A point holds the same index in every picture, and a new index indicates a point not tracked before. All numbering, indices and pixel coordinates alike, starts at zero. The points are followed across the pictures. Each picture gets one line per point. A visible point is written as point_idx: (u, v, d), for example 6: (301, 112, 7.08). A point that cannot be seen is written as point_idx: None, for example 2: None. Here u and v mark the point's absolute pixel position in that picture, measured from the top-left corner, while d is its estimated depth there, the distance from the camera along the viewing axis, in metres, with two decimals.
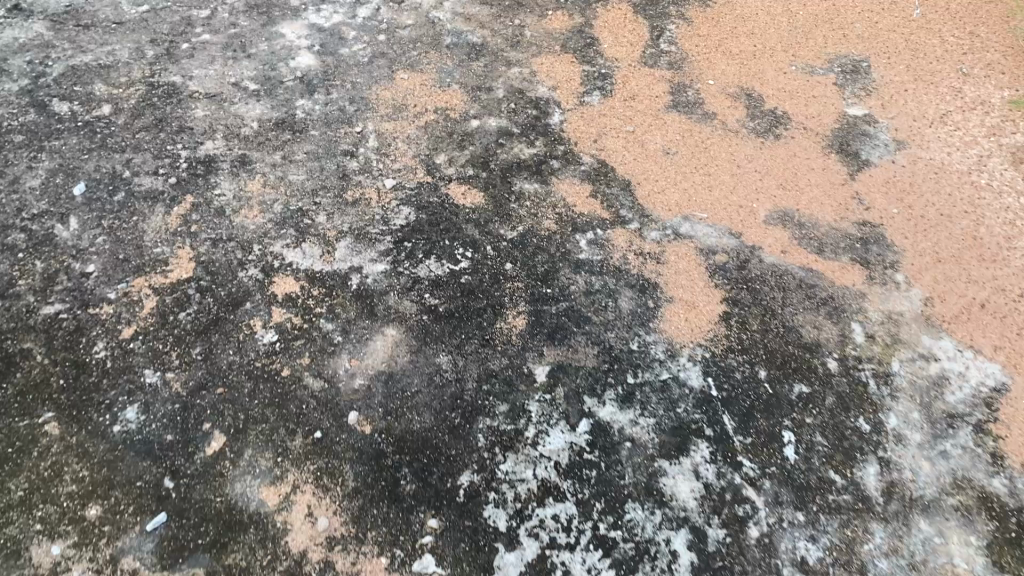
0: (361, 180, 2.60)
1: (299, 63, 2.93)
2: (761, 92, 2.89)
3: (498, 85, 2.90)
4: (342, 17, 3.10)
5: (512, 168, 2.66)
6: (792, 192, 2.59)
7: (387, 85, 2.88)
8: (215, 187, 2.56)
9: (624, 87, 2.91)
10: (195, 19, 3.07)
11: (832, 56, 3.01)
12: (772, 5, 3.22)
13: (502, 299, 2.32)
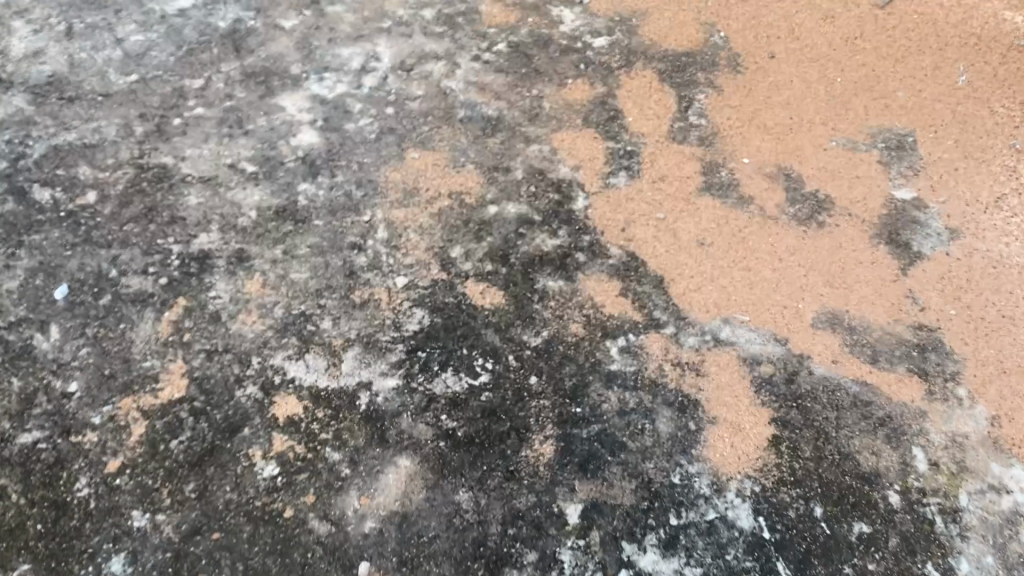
0: (369, 278, 2.38)
1: (301, 140, 2.72)
2: (800, 171, 2.68)
3: (516, 165, 2.70)
4: (347, 87, 2.88)
5: (534, 263, 2.43)
6: (840, 290, 2.38)
7: (397, 166, 2.67)
8: (210, 287, 2.34)
9: (652, 166, 2.70)
10: (188, 90, 2.84)
11: (874, 130, 2.81)
12: (807, 70, 3.00)
13: (528, 422, 2.08)
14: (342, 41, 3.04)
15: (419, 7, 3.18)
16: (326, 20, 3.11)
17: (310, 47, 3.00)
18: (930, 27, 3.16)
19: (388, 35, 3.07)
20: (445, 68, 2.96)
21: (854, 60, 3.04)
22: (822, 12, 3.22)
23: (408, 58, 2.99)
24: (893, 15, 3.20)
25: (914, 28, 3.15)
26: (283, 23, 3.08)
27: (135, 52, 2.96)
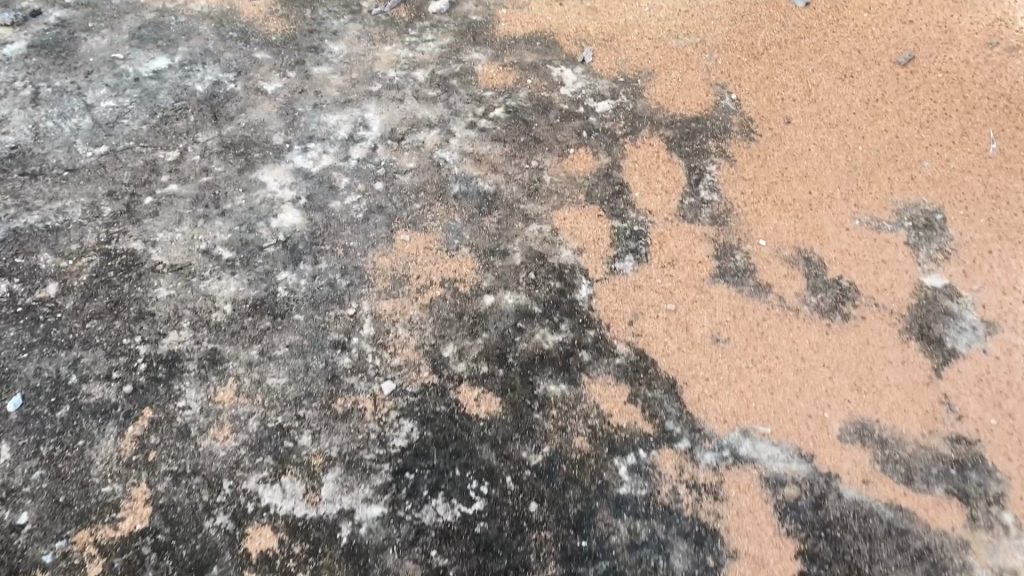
0: (353, 382, 2.17)
1: (282, 221, 2.51)
2: (822, 254, 2.48)
3: (514, 247, 2.49)
4: (333, 159, 2.68)
5: (534, 363, 2.21)
6: (868, 395, 2.17)
7: (386, 250, 2.46)
8: (179, 396, 2.14)
9: (662, 247, 2.49)
10: (161, 163, 2.64)
11: (900, 206, 2.60)
12: (826, 137, 2.79)
13: (527, 558, 1.86)
14: (328, 107, 2.83)
15: (411, 67, 2.98)
16: (312, 83, 2.90)
17: (294, 113, 2.80)
18: (956, 86, 2.95)
19: (378, 100, 2.87)
20: (439, 138, 2.77)
21: (875, 125, 2.83)
22: (840, 70, 3.01)
23: (398, 126, 2.79)
24: (917, 73, 2.99)
25: (938, 88, 2.94)
26: (265, 86, 2.88)
27: (105, 120, 2.75)
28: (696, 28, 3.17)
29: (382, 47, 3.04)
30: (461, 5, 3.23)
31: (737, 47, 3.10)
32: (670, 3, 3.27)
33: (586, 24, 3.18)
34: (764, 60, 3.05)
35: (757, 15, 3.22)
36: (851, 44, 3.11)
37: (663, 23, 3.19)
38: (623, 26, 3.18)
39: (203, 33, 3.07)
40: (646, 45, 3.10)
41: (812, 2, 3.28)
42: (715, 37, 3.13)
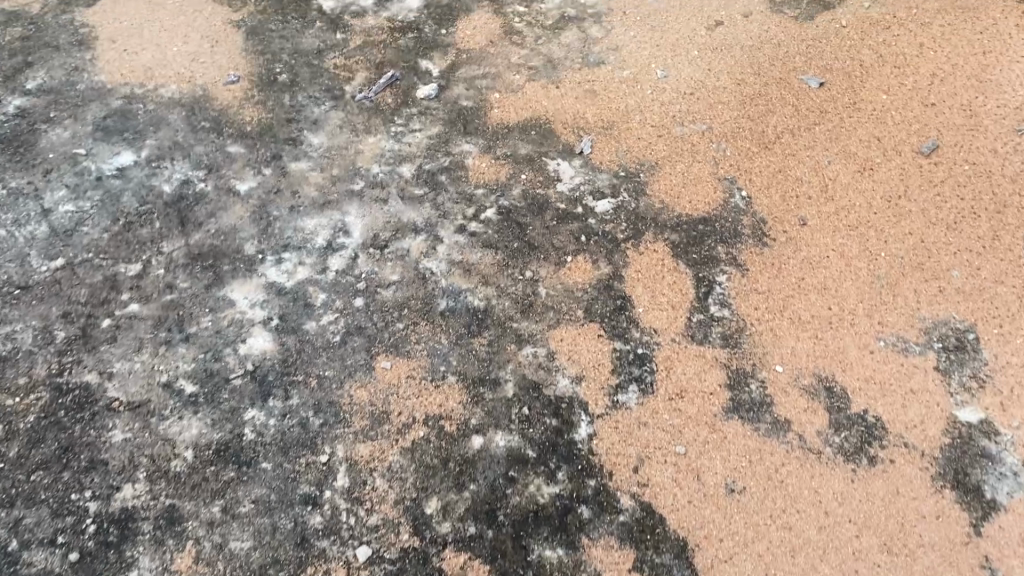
0: (325, 547, 1.94)
1: (252, 347, 2.29)
2: (845, 383, 2.26)
3: (506, 375, 2.24)
4: (309, 271, 2.46)
5: (528, 521, 1.98)
6: (901, 558, 1.94)
7: (364, 379, 2.23)
8: (131, 564, 1.90)
9: (670, 374, 2.25)
10: (122, 278, 2.43)
11: (928, 323, 2.38)
12: (845, 241, 2.58)
13: None
14: (305, 209, 2.62)
15: (397, 163, 2.77)
16: (289, 182, 2.69)
17: (268, 217, 2.59)
18: (984, 180, 2.74)
19: (360, 201, 2.65)
20: (425, 245, 2.54)
21: (898, 227, 2.62)
22: (858, 162, 2.80)
23: (381, 231, 2.57)
24: (941, 166, 2.78)
25: (965, 183, 2.73)
26: (239, 186, 2.67)
27: (63, 228, 2.54)
28: (702, 113, 2.96)
29: (366, 139, 2.84)
30: (451, 89, 3.02)
31: (747, 136, 2.88)
32: (674, 83, 3.06)
33: (584, 109, 2.98)
34: (776, 151, 2.83)
35: (767, 98, 3.01)
36: (868, 132, 2.90)
37: (666, 108, 2.98)
38: (624, 112, 2.97)
39: (173, 123, 2.86)
40: (649, 133, 2.89)
41: (826, 81, 3.07)
42: (723, 124, 2.92)
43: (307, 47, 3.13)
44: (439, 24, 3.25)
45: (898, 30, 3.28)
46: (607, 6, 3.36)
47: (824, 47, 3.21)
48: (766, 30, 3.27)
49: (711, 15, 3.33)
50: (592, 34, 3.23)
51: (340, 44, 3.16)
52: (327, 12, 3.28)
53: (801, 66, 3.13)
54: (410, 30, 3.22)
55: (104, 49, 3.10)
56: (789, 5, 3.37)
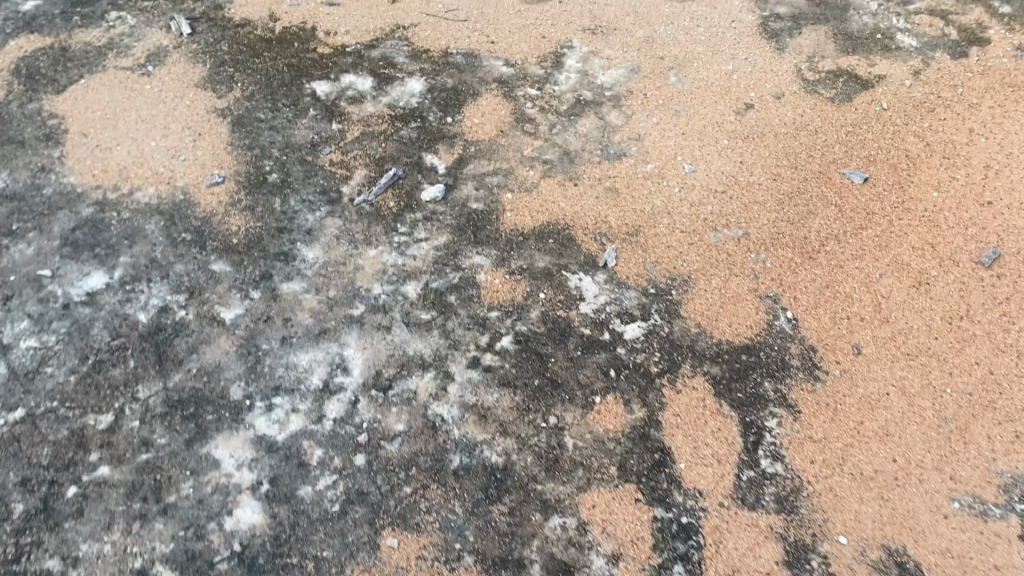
0: None
1: (238, 520, 1.99)
2: (919, 556, 1.96)
3: (532, 554, 1.94)
4: (303, 421, 2.16)
5: None
6: None
7: (368, 561, 1.92)
8: None
9: (719, 550, 1.96)
10: (90, 433, 2.12)
11: (1007, 479, 2.10)
12: (905, 375, 2.30)
13: None
14: (298, 341, 2.32)
15: (401, 280, 2.47)
16: (280, 306, 2.39)
17: (256, 352, 2.29)
18: None
19: (360, 328, 2.35)
20: (435, 384, 2.23)
21: (962, 355, 2.34)
22: (913, 276, 2.52)
23: (385, 366, 2.27)
24: (1005, 279, 2.51)
25: None
26: (223, 313, 2.37)
27: (24, 369, 2.24)
28: (737, 215, 2.68)
29: (365, 252, 2.53)
30: (459, 189, 2.74)
31: (787, 243, 2.60)
32: (703, 179, 2.78)
33: (606, 212, 2.69)
34: (821, 262, 2.55)
35: (807, 196, 2.73)
36: (921, 237, 2.62)
37: (697, 210, 2.69)
38: (650, 214, 2.69)
39: (151, 234, 2.56)
40: (679, 240, 2.61)
41: (871, 175, 2.80)
42: (761, 229, 2.64)
43: (300, 141, 2.85)
44: (444, 111, 2.98)
45: (944, 113, 3.01)
46: (626, 87, 3.09)
47: (865, 133, 2.94)
48: (801, 114, 3.00)
49: (740, 97, 3.06)
50: (611, 122, 2.96)
51: (336, 136, 2.87)
52: (321, 97, 3.00)
53: (842, 157, 2.85)
54: (413, 119, 2.95)
55: (75, 144, 2.80)
56: (824, 85, 3.10)
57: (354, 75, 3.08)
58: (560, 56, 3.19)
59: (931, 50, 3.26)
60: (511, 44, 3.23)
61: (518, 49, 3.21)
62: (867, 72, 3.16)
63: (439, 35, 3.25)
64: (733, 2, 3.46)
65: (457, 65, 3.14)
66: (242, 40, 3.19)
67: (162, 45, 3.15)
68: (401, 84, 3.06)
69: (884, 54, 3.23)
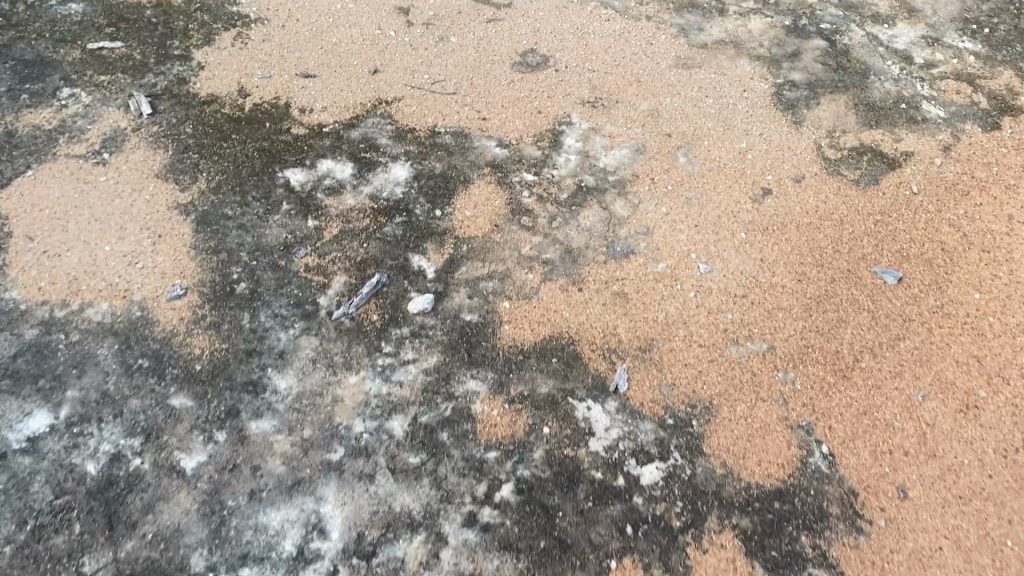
0: None
1: None
2: None
3: None
4: None
5: None
6: None
7: None
8: None
9: None
10: None
11: None
12: (959, 524, 2.01)
13: None
14: (268, 496, 2.02)
15: (385, 414, 2.18)
16: (248, 451, 2.10)
17: (221, 511, 1.99)
18: None
19: (339, 478, 2.06)
20: (425, 550, 1.93)
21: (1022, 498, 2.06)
22: (959, 398, 2.25)
23: (368, 527, 1.97)
24: None
25: None
26: (184, 461, 2.08)
27: None
28: (760, 324, 2.41)
29: (345, 379, 2.25)
30: (450, 297, 2.44)
31: (818, 359, 2.34)
32: (722, 280, 2.51)
33: (614, 322, 2.41)
34: (856, 382, 2.29)
35: (836, 300, 2.47)
36: (965, 350, 2.36)
37: (715, 318, 2.42)
38: (664, 324, 2.40)
39: (103, 361, 2.27)
40: (697, 356, 2.33)
41: (904, 274, 2.54)
42: (788, 342, 2.37)
43: (272, 242, 2.56)
44: (432, 202, 2.70)
45: (980, 198, 2.75)
46: (632, 170, 2.83)
47: (896, 223, 2.67)
48: (824, 200, 2.73)
49: (757, 181, 2.79)
50: (616, 214, 2.70)
51: (313, 235, 2.59)
52: (296, 187, 2.71)
53: (872, 252, 2.59)
54: (398, 212, 2.67)
55: (20, 250, 2.50)
56: (847, 165, 2.84)
57: (332, 161, 2.80)
58: (557, 134, 2.93)
59: (961, 121, 3.00)
60: (504, 121, 2.96)
61: (511, 126, 2.95)
62: (893, 148, 2.90)
63: (425, 111, 2.98)
64: (744, 66, 3.18)
65: (446, 147, 2.87)
66: (208, 120, 2.90)
67: (120, 128, 2.85)
68: (384, 170, 2.78)
69: (910, 127, 2.97)
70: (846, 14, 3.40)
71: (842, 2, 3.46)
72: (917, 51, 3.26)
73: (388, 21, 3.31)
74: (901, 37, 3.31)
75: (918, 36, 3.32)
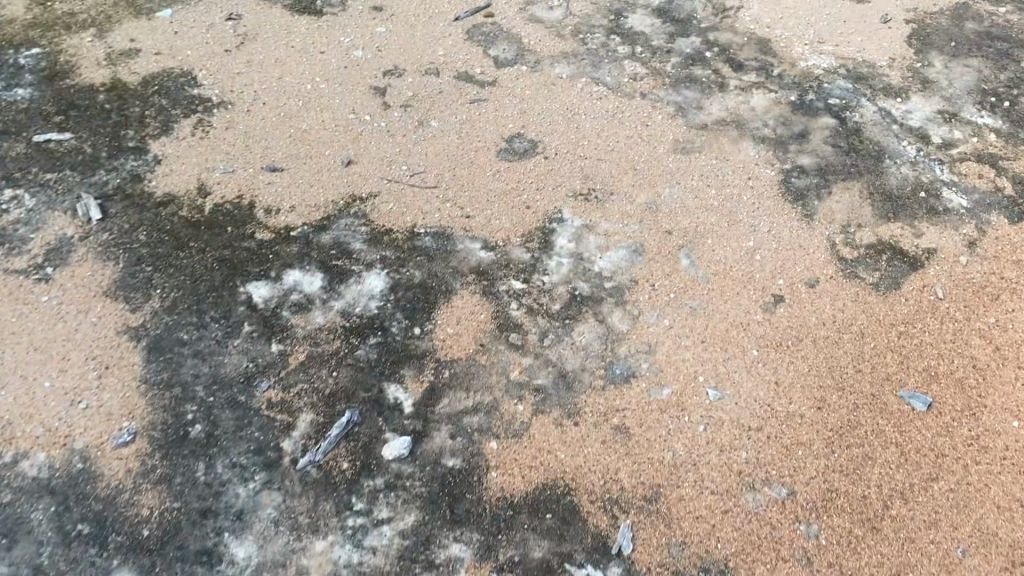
0: None
1: None
2: None
3: None
4: None
5: None
6: None
7: None
8: None
9: None
10: None
11: None
12: None
13: None
14: None
15: None
16: None
17: None
18: None
19: None
20: None
21: None
22: (1003, 553, 2.00)
23: None
24: None
25: None
26: None
27: None
28: (778, 464, 2.15)
29: (311, 545, 1.98)
30: (429, 437, 2.17)
31: (843, 506, 2.08)
32: (734, 409, 2.25)
33: (615, 464, 2.14)
34: (888, 535, 2.03)
35: (861, 433, 2.22)
36: (1006, 492, 2.11)
37: (728, 456, 2.16)
38: (670, 466, 2.14)
39: (37, 528, 2.00)
40: (708, 507, 2.07)
41: (934, 398, 2.29)
42: (810, 486, 2.11)
43: (231, 373, 2.29)
44: (410, 318, 2.43)
45: (1011, 303, 2.51)
46: (630, 275, 2.56)
47: (922, 335, 2.43)
48: (843, 309, 2.49)
49: (767, 286, 2.54)
50: (614, 327, 2.42)
51: (277, 362, 2.32)
52: (259, 304, 2.45)
53: (897, 372, 2.35)
54: (372, 331, 2.40)
55: None
56: (865, 266, 2.60)
57: (300, 271, 2.53)
58: (548, 233, 2.68)
59: (985, 211, 2.77)
60: (490, 218, 2.71)
61: (497, 224, 2.69)
62: (914, 244, 2.66)
63: (403, 209, 2.72)
64: (748, 150, 2.94)
65: (426, 251, 2.61)
66: (164, 224, 2.64)
67: (65, 236, 2.59)
68: (357, 280, 2.51)
69: (930, 219, 2.73)
70: (856, 87, 3.16)
71: (851, 72, 3.22)
72: (933, 129, 3.03)
73: (362, 103, 3.06)
74: (915, 113, 3.08)
75: (934, 111, 3.09)
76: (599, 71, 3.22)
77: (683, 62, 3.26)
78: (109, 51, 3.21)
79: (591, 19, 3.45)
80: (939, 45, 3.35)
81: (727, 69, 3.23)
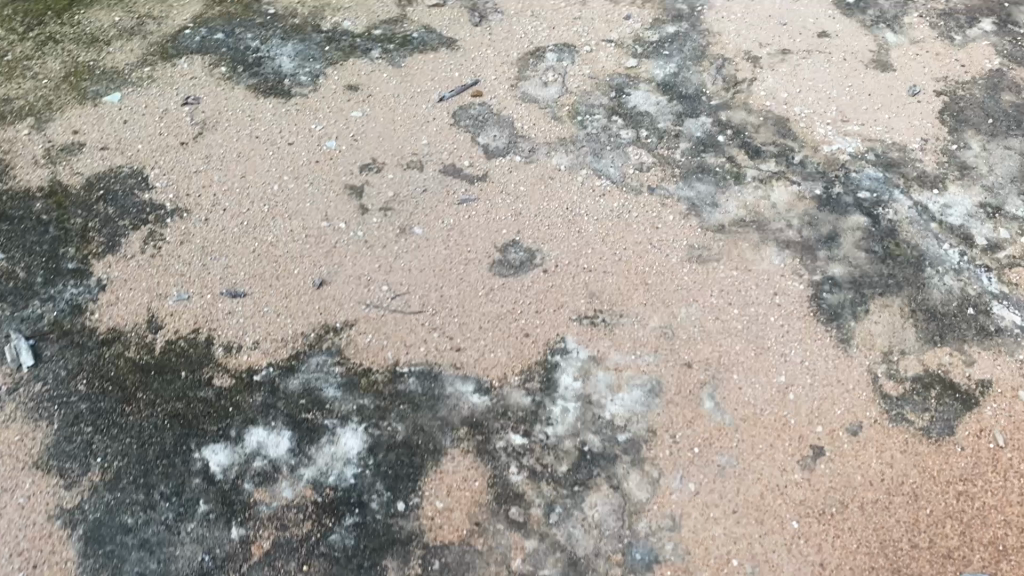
0: None
1: None
2: None
3: None
4: None
5: None
6: None
7: None
8: None
9: None
10: None
11: None
12: None
13: None
14: None
15: None
16: None
17: None
18: None
19: None
20: None
21: None
22: None
23: None
24: None
25: None
26: None
27: None
28: None
29: None
30: None
31: None
32: None
33: None
34: None
35: None
36: None
37: None
38: None
39: None
40: None
41: None
42: None
43: (183, 569, 1.94)
44: (393, 489, 2.09)
45: None
46: (647, 422, 2.23)
47: (984, 497, 2.11)
48: (891, 463, 2.17)
49: (804, 434, 2.22)
50: (631, 496, 2.09)
51: (237, 552, 1.97)
52: (216, 474, 2.10)
53: (959, 548, 2.02)
54: (349, 507, 2.05)
55: None
56: (913, 405, 2.28)
57: (264, 429, 2.18)
58: (551, 368, 2.34)
59: None
60: (483, 352, 2.37)
61: (493, 359, 2.35)
62: (965, 376, 2.34)
63: (384, 342, 2.38)
64: (772, 257, 2.62)
65: (410, 397, 2.26)
66: (108, 370, 2.28)
67: None
68: (331, 440, 2.17)
69: (981, 341, 2.42)
70: (888, 176, 2.85)
71: (880, 157, 2.91)
72: (976, 227, 2.71)
73: (336, 206, 2.71)
74: (955, 208, 2.76)
75: (975, 205, 2.77)
76: (601, 162, 2.89)
77: (694, 148, 2.93)
78: (49, 147, 2.85)
79: (589, 97, 3.11)
80: (975, 123, 3.04)
81: (744, 156, 2.91)
